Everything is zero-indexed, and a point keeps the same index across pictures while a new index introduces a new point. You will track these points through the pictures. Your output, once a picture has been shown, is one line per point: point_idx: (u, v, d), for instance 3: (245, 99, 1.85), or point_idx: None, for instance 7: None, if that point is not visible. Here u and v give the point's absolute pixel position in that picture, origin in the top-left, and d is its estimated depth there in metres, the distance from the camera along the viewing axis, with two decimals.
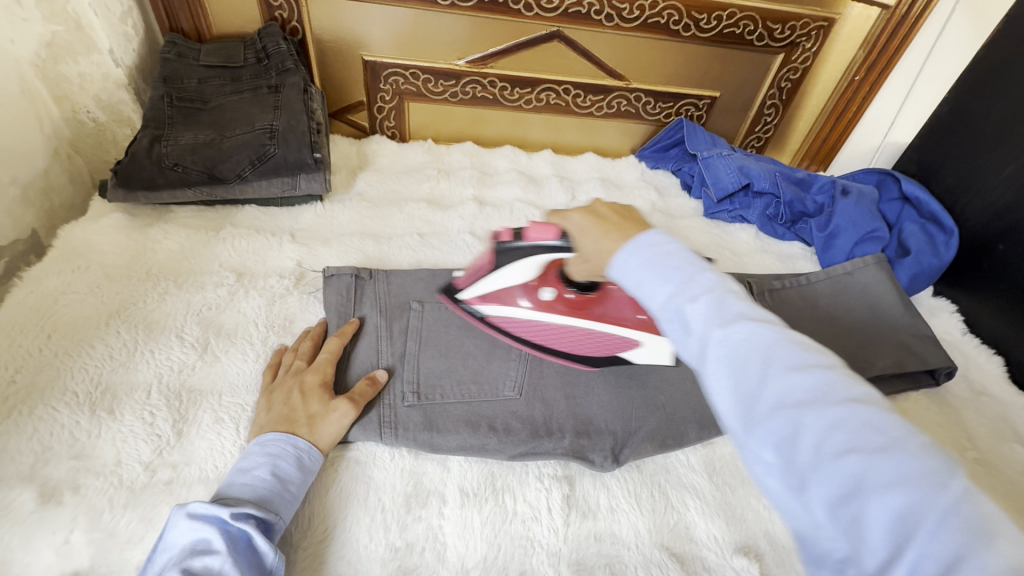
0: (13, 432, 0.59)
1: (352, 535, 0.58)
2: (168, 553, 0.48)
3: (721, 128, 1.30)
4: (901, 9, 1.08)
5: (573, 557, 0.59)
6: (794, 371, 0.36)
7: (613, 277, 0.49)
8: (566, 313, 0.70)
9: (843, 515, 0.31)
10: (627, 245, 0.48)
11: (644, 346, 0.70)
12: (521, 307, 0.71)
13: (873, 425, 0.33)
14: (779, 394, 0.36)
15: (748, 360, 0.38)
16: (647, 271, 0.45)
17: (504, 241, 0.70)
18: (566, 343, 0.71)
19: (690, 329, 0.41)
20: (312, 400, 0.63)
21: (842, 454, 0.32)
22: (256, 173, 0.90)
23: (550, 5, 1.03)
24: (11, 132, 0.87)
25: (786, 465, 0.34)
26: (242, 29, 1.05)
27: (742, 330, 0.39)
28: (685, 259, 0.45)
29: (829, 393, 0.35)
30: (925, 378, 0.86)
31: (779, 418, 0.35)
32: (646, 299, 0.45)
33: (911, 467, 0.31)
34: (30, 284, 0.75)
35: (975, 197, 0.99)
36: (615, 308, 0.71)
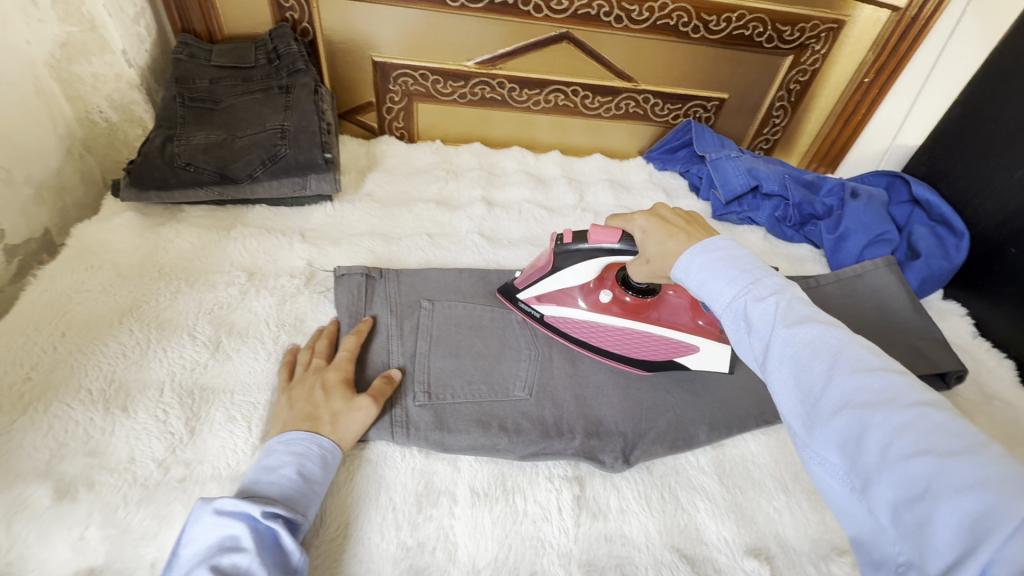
0: (28, 428, 0.60)
1: (364, 533, 0.58)
2: (195, 549, 0.49)
3: (730, 130, 1.30)
4: (912, 11, 1.08)
5: (584, 558, 0.59)
6: (861, 372, 0.39)
7: (678, 277, 0.53)
8: (626, 315, 0.74)
9: (909, 516, 0.34)
10: (692, 249, 0.52)
11: (700, 350, 0.73)
12: (578, 308, 0.74)
13: (945, 429, 0.35)
14: (846, 394, 0.38)
15: (813, 361, 0.41)
16: (713, 274, 0.49)
17: (565, 243, 0.68)
18: (624, 346, 0.74)
19: (756, 330, 0.45)
20: (335, 397, 0.63)
21: (909, 455, 0.34)
22: (267, 173, 0.90)
23: (560, 7, 1.03)
24: (26, 132, 0.88)
25: (852, 464, 0.37)
26: (253, 30, 1.05)
27: (808, 331, 0.42)
28: (750, 264, 0.48)
29: (898, 396, 0.37)
30: (937, 382, 0.85)
31: (844, 418, 0.38)
32: (714, 301, 0.49)
33: (984, 471, 0.32)
34: (44, 282, 0.75)
35: (987, 200, 0.99)
36: (672, 313, 0.75)
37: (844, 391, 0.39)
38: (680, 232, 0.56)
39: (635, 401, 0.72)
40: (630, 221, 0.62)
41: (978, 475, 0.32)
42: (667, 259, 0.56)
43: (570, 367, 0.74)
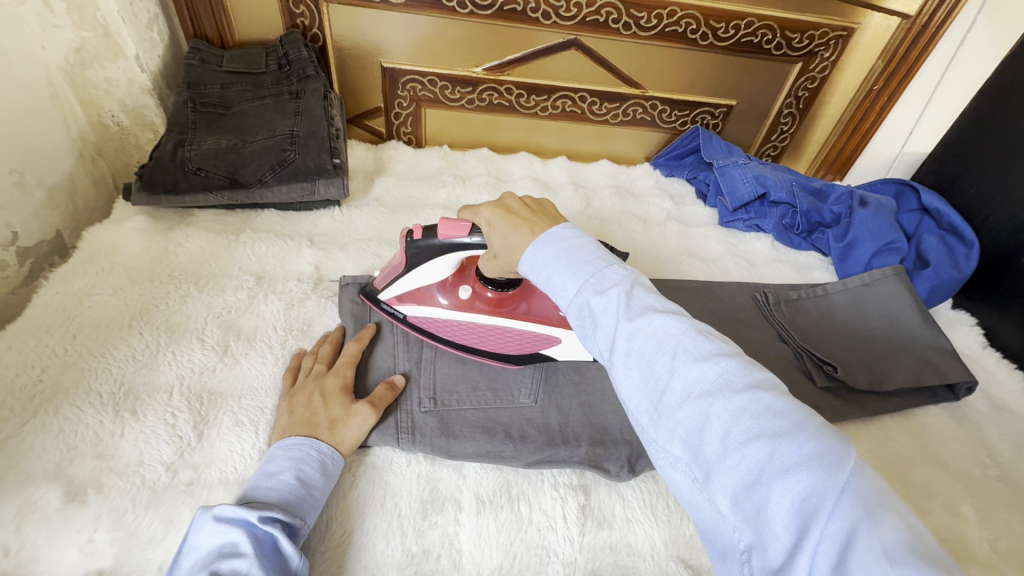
0: (39, 431, 0.60)
1: (369, 540, 0.58)
2: (194, 556, 0.49)
3: (737, 137, 1.30)
4: (922, 19, 1.07)
5: (588, 567, 0.59)
6: (698, 362, 0.38)
7: (526, 273, 0.51)
8: (487, 310, 0.72)
9: (746, 502, 0.34)
10: (536, 240, 0.50)
11: (562, 342, 0.71)
12: (439, 306, 0.73)
13: (772, 410, 0.35)
14: (687, 385, 0.38)
15: (654, 353, 0.40)
16: (557, 266, 0.48)
17: (416, 240, 0.66)
18: (487, 341, 0.72)
19: (603, 325, 0.44)
20: (333, 403, 0.63)
21: (745, 441, 0.34)
22: (276, 178, 0.91)
23: (568, 14, 1.04)
24: (39, 135, 0.89)
25: (694, 455, 0.37)
26: (264, 36, 1.07)
27: (648, 323, 0.41)
28: (593, 255, 0.47)
29: (731, 382, 0.37)
30: (944, 393, 0.85)
31: (686, 410, 0.37)
32: (559, 297, 0.47)
33: (806, 449, 0.33)
34: (56, 285, 0.76)
35: (997, 209, 0.98)
36: (537, 305, 0.73)
37: (686, 383, 0.38)
38: (523, 224, 0.53)
39: None
40: (478, 214, 0.59)
41: (803, 453, 0.33)
42: (512, 253, 0.54)
43: (576, 374, 0.74)
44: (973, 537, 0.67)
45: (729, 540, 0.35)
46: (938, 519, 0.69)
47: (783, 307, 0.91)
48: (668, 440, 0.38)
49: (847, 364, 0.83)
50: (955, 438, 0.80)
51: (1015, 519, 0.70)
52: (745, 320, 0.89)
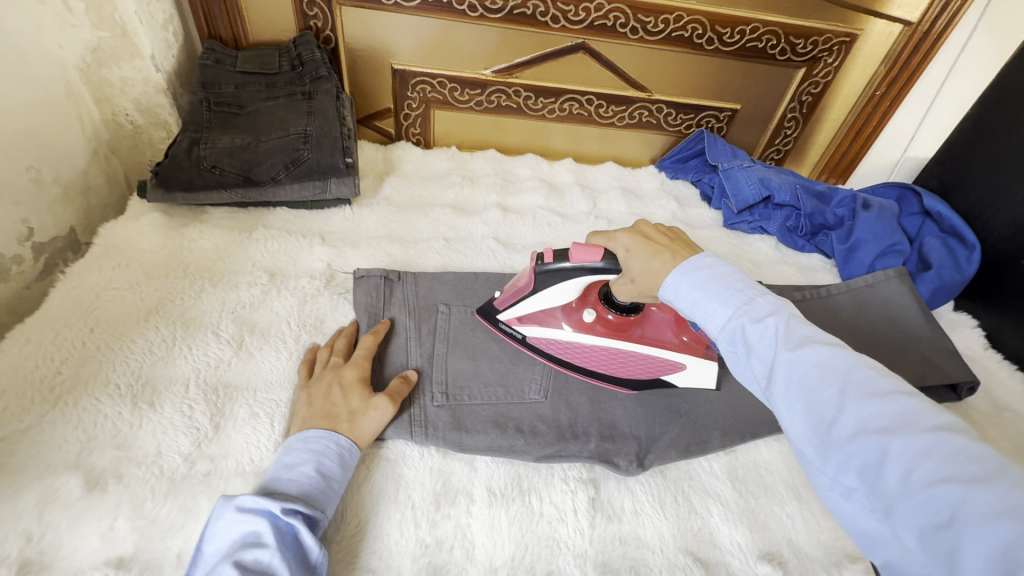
0: (59, 421, 0.61)
1: (383, 530, 0.59)
2: (217, 546, 0.50)
3: (741, 141, 1.32)
4: (924, 25, 1.09)
5: (599, 559, 0.60)
6: (873, 398, 0.39)
7: (666, 297, 0.54)
8: (613, 334, 0.72)
9: (937, 543, 0.33)
10: (679, 268, 0.53)
11: (687, 368, 0.72)
12: (563, 330, 0.72)
13: (966, 454, 0.34)
14: (861, 420, 0.38)
15: (821, 384, 0.41)
16: (703, 293, 0.50)
17: (546, 263, 0.66)
18: (614, 366, 0.72)
19: (759, 353, 0.45)
20: (351, 396, 0.64)
21: (932, 482, 0.34)
22: (290, 176, 0.92)
23: (577, 18, 1.06)
24: (56, 133, 0.90)
25: (872, 488, 0.37)
26: (278, 37, 1.08)
27: (812, 354, 0.42)
28: (740, 284, 0.49)
29: (913, 421, 0.37)
30: (948, 394, 0.86)
31: (861, 444, 0.37)
32: (708, 322, 0.49)
33: (1009, 498, 0.31)
34: (72, 279, 0.77)
35: (998, 212, 0.99)
36: (659, 330, 0.73)
37: (861, 418, 0.38)
38: (664, 250, 0.56)
39: (648, 406, 0.72)
40: (612, 239, 0.62)
41: (1007, 502, 0.31)
42: (653, 279, 0.56)
43: None
44: None
45: None
46: None
47: None
48: (839, 470, 0.38)
49: None
50: None
51: None
52: None
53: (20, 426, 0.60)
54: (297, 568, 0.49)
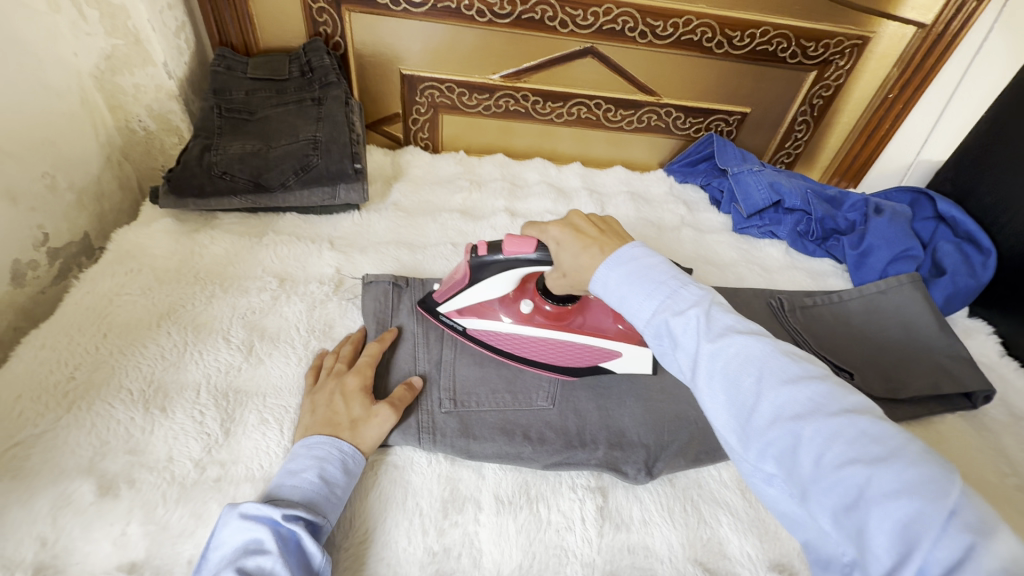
0: (73, 426, 0.62)
1: (391, 538, 0.59)
2: (221, 553, 0.50)
3: (751, 144, 1.31)
4: (938, 28, 1.08)
5: (607, 568, 0.60)
6: (787, 384, 0.40)
7: (596, 291, 0.54)
8: (549, 324, 0.73)
9: (847, 523, 0.34)
10: (608, 260, 0.53)
11: (623, 354, 0.73)
12: (501, 321, 0.74)
13: (870, 435, 0.35)
14: (778, 408, 0.39)
15: (740, 373, 0.41)
16: (630, 286, 0.50)
17: (481, 256, 0.66)
18: (550, 354, 0.73)
19: (682, 345, 0.45)
20: (353, 404, 0.64)
21: (841, 465, 0.35)
22: (299, 182, 0.93)
23: (585, 22, 1.06)
24: (71, 140, 0.91)
25: (789, 473, 0.38)
26: (288, 44, 1.09)
27: (731, 344, 0.43)
28: (664, 276, 0.50)
29: (823, 406, 0.38)
30: (961, 402, 0.85)
31: (777, 432, 0.38)
32: (634, 316, 0.49)
33: (908, 476, 0.33)
34: (86, 285, 0.78)
35: (1014, 217, 0.98)
36: (595, 318, 0.75)
37: (776, 405, 0.39)
38: (592, 244, 0.56)
39: (657, 414, 0.72)
40: (544, 231, 0.61)
41: (906, 479, 0.33)
42: (582, 272, 0.56)
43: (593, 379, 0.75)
44: None
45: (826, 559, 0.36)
46: None
47: (799, 314, 0.91)
48: (760, 458, 0.39)
49: (862, 371, 0.84)
50: (971, 446, 0.80)
51: None
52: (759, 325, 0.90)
53: (34, 431, 0.61)
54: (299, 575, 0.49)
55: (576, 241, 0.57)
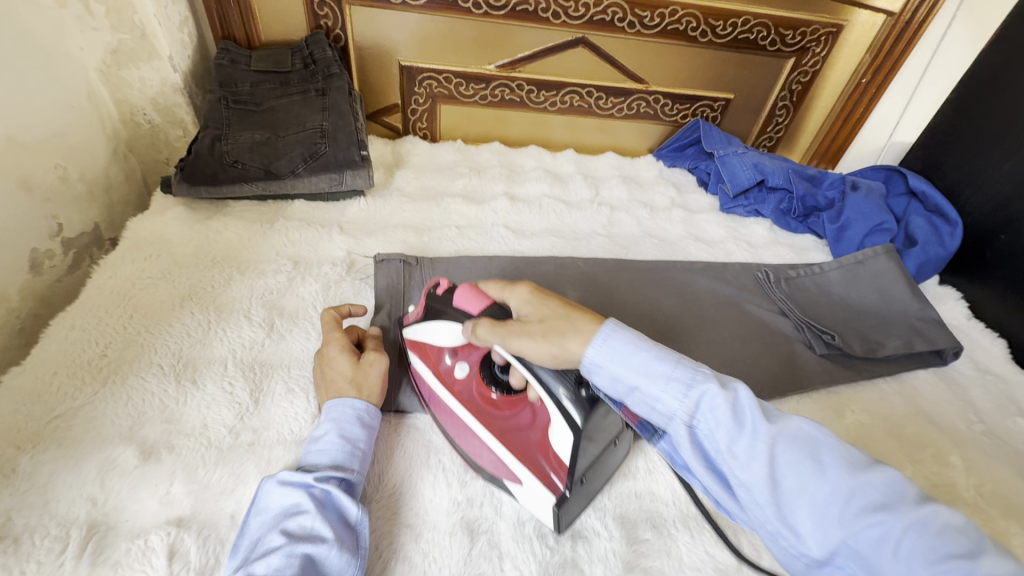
0: (110, 399, 0.66)
1: (418, 490, 0.64)
2: (264, 519, 0.53)
3: (735, 130, 1.37)
4: (906, 16, 1.15)
5: (617, 511, 0.65)
6: (860, 471, 0.42)
7: (590, 370, 0.51)
8: (469, 401, 0.64)
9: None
10: (618, 326, 0.52)
11: (524, 486, 0.59)
12: (438, 375, 0.67)
13: (956, 527, 0.38)
14: (857, 498, 0.41)
15: (807, 459, 0.43)
16: (655, 360, 0.50)
17: (438, 294, 0.66)
18: (462, 437, 0.65)
19: (736, 432, 0.46)
20: (344, 364, 0.67)
21: (942, 561, 0.37)
22: (308, 169, 0.97)
23: (577, 13, 1.11)
24: (81, 133, 0.93)
25: (867, 568, 0.40)
26: (288, 37, 1.12)
27: (790, 428, 0.45)
28: (680, 356, 0.50)
29: (902, 493, 0.40)
30: (934, 358, 0.92)
31: (864, 525, 0.40)
32: (663, 398, 0.49)
33: (1002, 570, 0.35)
34: (107, 270, 0.81)
35: (977, 191, 1.06)
36: (527, 422, 0.63)
37: (855, 495, 0.41)
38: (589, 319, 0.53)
39: None
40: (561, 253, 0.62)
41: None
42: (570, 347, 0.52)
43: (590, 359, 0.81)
44: (960, 482, 0.73)
45: None
46: (931, 468, 0.74)
47: (783, 285, 0.99)
48: (836, 551, 0.41)
49: (843, 333, 0.91)
50: (942, 398, 0.87)
51: (1004, 470, 0.76)
52: (746, 296, 0.97)
53: (73, 404, 0.64)
54: (340, 529, 0.53)
55: (561, 308, 0.55)
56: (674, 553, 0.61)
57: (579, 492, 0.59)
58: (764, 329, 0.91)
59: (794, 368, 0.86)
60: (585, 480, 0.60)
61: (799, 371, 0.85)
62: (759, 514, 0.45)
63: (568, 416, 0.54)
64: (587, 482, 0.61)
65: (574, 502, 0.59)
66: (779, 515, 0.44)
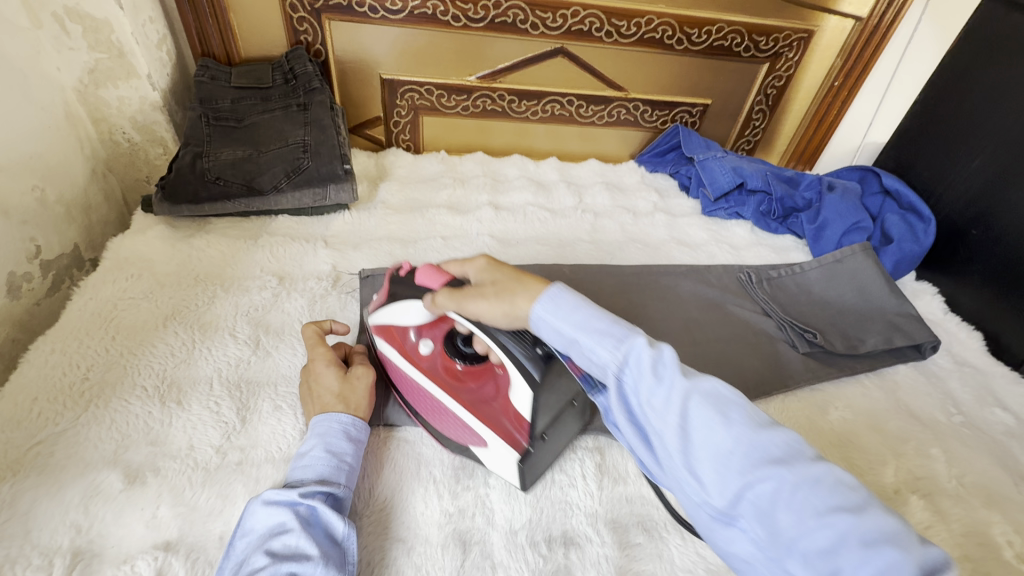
0: (93, 422, 0.65)
1: (409, 503, 0.63)
2: (248, 539, 0.53)
3: (714, 133, 1.39)
4: (873, 20, 1.18)
5: (608, 516, 0.65)
6: (763, 428, 0.43)
7: (539, 321, 0.54)
8: (434, 375, 0.67)
9: (819, 567, 0.38)
10: (562, 289, 0.55)
11: (490, 448, 0.64)
12: (404, 350, 0.69)
13: (846, 484, 0.40)
14: (758, 452, 0.42)
15: (715, 412, 0.44)
16: (590, 318, 0.52)
17: (402, 275, 0.69)
18: (433, 415, 0.68)
19: (655, 385, 0.47)
20: (331, 380, 0.66)
21: (826, 514, 0.38)
22: (291, 184, 0.97)
23: (555, 24, 1.12)
24: (58, 154, 0.92)
25: (759, 516, 0.41)
26: (269, 53, 1.13)
27: (706, 385, 0.46)
28: (616, 318, 0.52)
29: (800, 452, 0.42)
30: (913, 353, 0.94)
31: (759, 477, 0.41)
32: (595, 352, 0.50)
33: (884, 526, 0.37)
34: (88, 292, 0.80)
35: (948, 188, 1.10)
36: (491, 391, 0.66)
37: (756, 450, 0.42)
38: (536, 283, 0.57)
39: None
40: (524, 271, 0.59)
41: (883, 530, 0.37)
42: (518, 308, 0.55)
43: None
44: (942, 473, 0.74)
45: None
46: (914, 461, 0.76)
47: (765, 286, 1.01)
48: (733, 501, 0.42)
49: (825, 331, 0.93)
50: (923, 391, 0.88)
51: (985, 460, 0.77)
52: (729, 298, 0.98)
53: (55, 430, 0.63)
54: (326, 545, 0.52)
55: (513, 273, 0.59)
56: (665, 556, 0.62)
57: (542, 447, 0.65)
58: (748, 330, 0.93)
59: (779, 367, 0.87)
60: (547, 436, 0.65)
61: (784, 369, 0.87)
62: (669, 468, 0.47)
63: (526, 372, 0.60)
64: (550, 438, 0.66)
65: (537, 456, 0.65)
66: (685, 463, 0.45)
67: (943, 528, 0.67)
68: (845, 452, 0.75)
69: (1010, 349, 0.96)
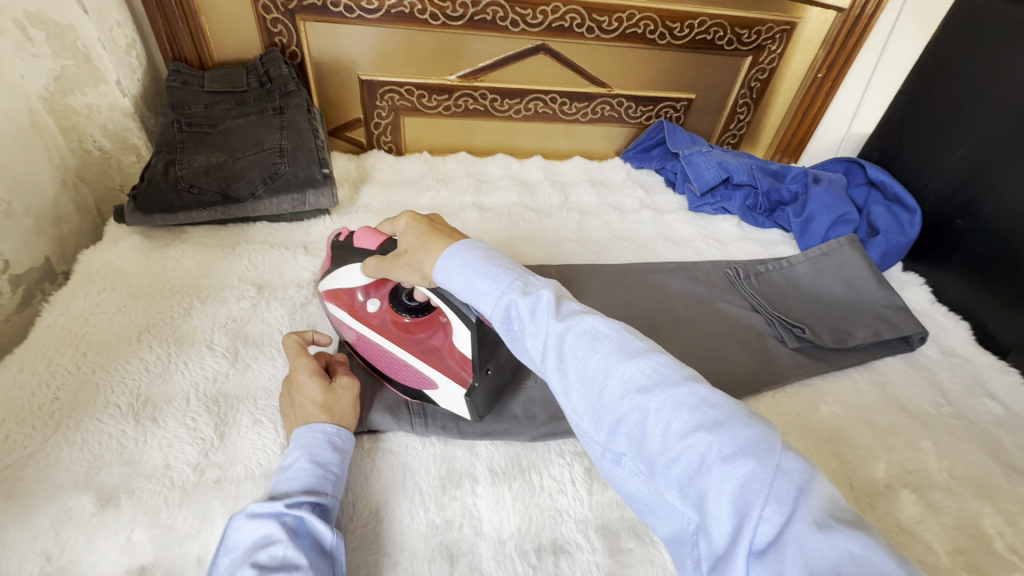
0: (63, 444, 0.62)
1: (395, 516, 0.62)
2: (231, 556, 0.50)
3: (699, 128, 1.38)
4: (855, 11, 1.18)
5: (599, 522, 0.64)
6: (632, 358, 0.42)
7: (441, 280, 0.54)
8: (382, 329, 0.70)
9: (688, 491, 0.37)
10: (454, 248, 0.54)
11: (440, 388, 0.66)
12: (353, 309, 0.72)
13: (708, 402, 0.39)
14: (625, 382, 0.41)
15: (588, 348, 0.43)
16: (474, 273, 0.51)
17: (342, 241, 0.70)
18: (385, 364, 0.71)
19: (533, 329, 0.46)
20: (311, 392, 0.64)
21: (686, 434, 0.37)
22: (268, 190, 0.94)
23: (535, 20, 1.11)
24: (26, 164, 0.89)
25: (635, 449, 0.40)
26: (243, 55, 1.10)
27: (581, 323, 0.45)
28: (506, 266, 0.51)
29: (665, 376, 0.41)
30: (902, 345, 0.94)
31: (626, 407, 0.40)
32: (482, 303, 0.50)
33: (742, 437, 0.36)
34: (58, 307, 0.77)
35: (933, 178, 1.10)
36: (438, 339, 0.69)
37: (624, 379, 0.41)
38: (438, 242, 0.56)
39: None
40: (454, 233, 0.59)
41: (740, 441, 0.36)
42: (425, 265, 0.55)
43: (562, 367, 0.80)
44: (933, 466, 0.74)
45: (678, 525, 0.39)
46: (905, 454, 0.75)
47: (753, 281, 1.00)
48: (611, 436, 0.42)
49: (813, 325, 0.92)
50: (912, 382, 0.88)
51: (975, 451, 0.77)
52: (717, 294, 0.98)
53: (23, 453, 0.61)
54: (315, 556, 0.50)
55: (424, 234, 0.58)
56: (657, 561, 0.61)
57: (485, 379, 0.65)
58: (737, 327, 0.92)
59: (769, 363, 0.86)
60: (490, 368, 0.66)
61: (773, 365, 0.86)
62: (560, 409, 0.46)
63: (463, 314, 0.59)
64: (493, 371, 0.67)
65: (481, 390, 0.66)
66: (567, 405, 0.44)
67: (934, 522, 0.67)
68: (835, 447, 0.75)
69: (997, 338, 0.97)
